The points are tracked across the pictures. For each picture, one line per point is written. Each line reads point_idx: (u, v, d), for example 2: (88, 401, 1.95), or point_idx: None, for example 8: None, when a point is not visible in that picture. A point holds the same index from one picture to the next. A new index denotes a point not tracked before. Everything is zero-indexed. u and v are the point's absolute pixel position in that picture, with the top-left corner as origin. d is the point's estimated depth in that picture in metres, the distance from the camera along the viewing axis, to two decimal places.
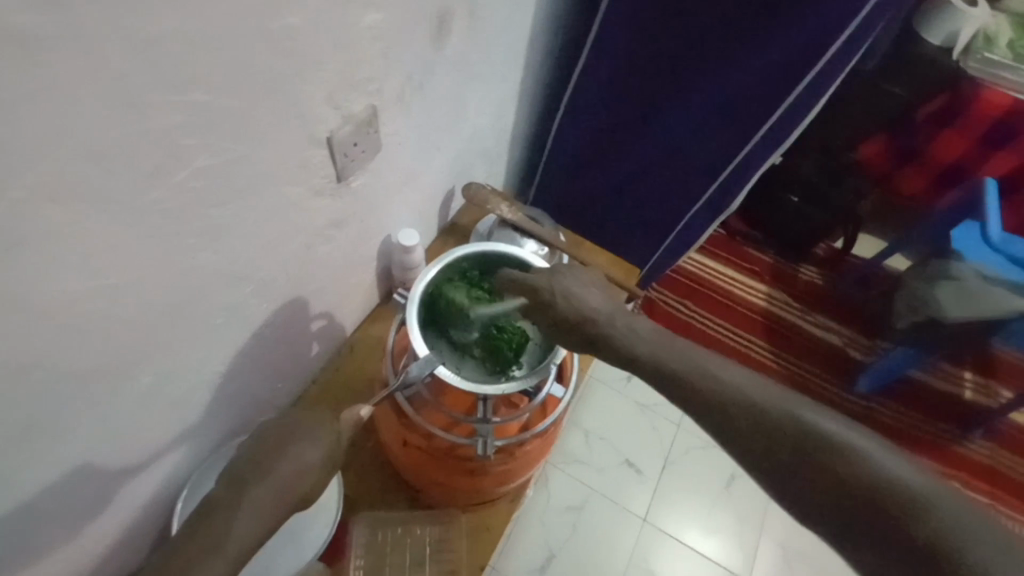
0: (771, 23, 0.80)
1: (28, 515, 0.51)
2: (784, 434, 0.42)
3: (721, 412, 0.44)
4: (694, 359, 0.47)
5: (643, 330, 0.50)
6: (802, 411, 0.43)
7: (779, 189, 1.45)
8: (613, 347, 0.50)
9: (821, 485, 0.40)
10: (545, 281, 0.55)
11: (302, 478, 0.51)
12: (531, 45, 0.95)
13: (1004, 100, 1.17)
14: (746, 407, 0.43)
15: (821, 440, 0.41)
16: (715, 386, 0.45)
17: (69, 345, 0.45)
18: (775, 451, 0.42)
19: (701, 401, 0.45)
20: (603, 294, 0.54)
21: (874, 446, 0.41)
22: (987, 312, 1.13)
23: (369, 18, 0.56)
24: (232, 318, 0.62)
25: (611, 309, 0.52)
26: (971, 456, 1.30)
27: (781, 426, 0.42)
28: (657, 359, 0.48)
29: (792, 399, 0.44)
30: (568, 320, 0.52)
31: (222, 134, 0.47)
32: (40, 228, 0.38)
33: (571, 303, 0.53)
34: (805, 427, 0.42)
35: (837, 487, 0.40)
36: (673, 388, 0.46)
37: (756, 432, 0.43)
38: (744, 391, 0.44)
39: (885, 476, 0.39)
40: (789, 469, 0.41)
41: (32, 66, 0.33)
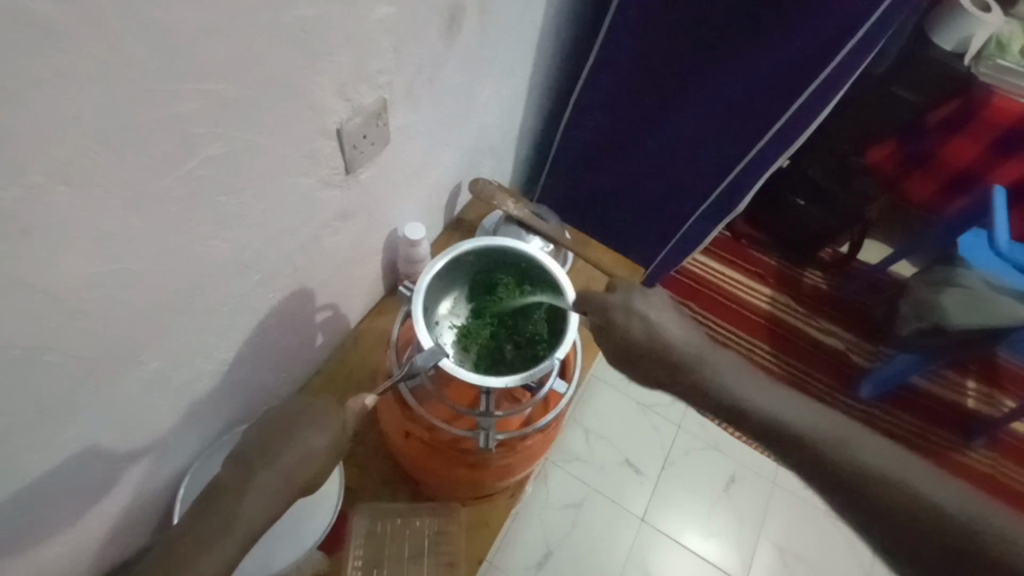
0: (781, 26, 0.80)
1: (34, 495, 0.51)
2: (912, 508, 0.45)
3: (844, 476, 0.48)
4: (814, 417, 0.51)
5: (749, 382, 0.53)
6: (925, 484, 0.46)
7: (786, 194, 1.46)
8: (718, 394, 0.53)
9: (953, 556, 0.44)
10: (621, 303, 0.58)
11: (308, 465, 0.52)
12: (542, 42, 0.95)
13: (1014, 104, 1.14)
14: (870, 476, 0.47)
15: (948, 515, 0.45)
16: (840, 450, 0.48)
17: (77, 328, 0.45)
18: (904, 523, 0.46)
19: (824, 465, 0.48)
20: (682, 325, 0.58)
21: (915, 473, 0.47)
22: (992, 322, 1.12)
23: (381, 11, 0.57)
24: (238, 307, 0.62)
25: (707, 354, 0.55)
26: (972, 465, 1.30)
27: (911, 497, 0.46)
28: (773, 416, 0.51)
29: (912, 466, 0.47)
30: (653, 355, 0.56)
31: (234, 123, 0.48)
32: (52, 211, 0.38)
33: (650, 332, 0.57)
34: (932, 502, 0.45)
35: (906, 517, 0.45)
36: (791, 448, 0.50)
37: (882, 501, 0.46)
38: (868, 459, 0.48)
39: (932, 500, 0.45)
40: (880, 510, 0.46)
41: (47, 51, 0.33)
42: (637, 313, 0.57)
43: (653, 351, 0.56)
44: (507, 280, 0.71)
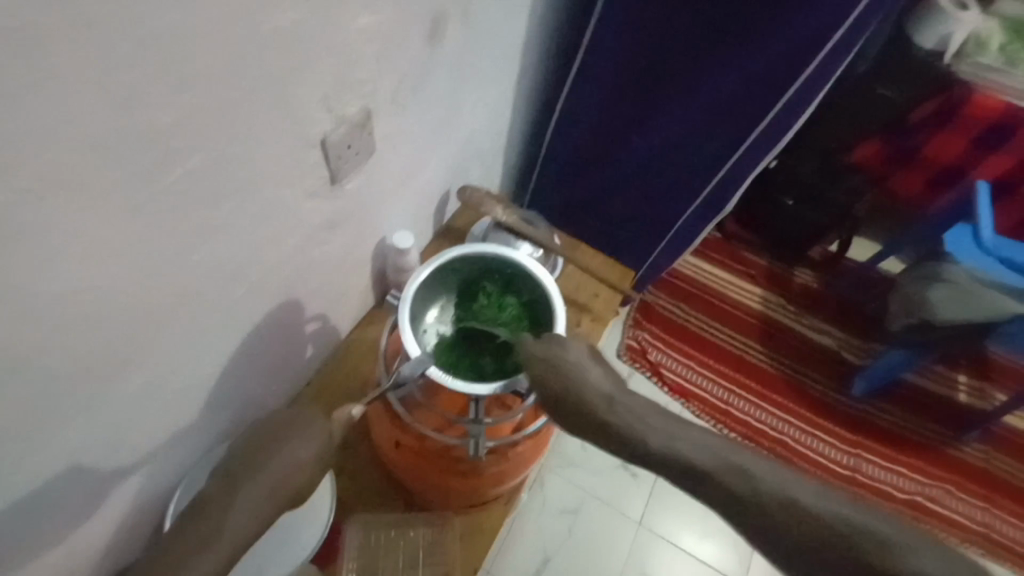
0: (762, 28, 0.81)
1: (21, 515, 0.51)
2: (796, 526, 0.38)
3: (747, 509, 0.39)
4: (709, 447, 0.42)
5: (652, 415, 0.45)
6: (817, 501, 0.38)
7: (775, 192, 1.45)
8: (624, 436, 0.44)
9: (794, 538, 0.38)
10: (541, 351, 0.52)
11: (295, 476, 0.51)
12: (526, 49, 0.95)
13: (998, 101, 1.18)
14: (771, 500, 0.39)
15: (842, 530, 0.37)
16: (738, 483, 0.40)
17: (61, 345, 0.45)
18: None
19: (708, 490, 0.41)
20: (600, 368, 0.50)
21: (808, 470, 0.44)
22: (979, 313, 1.13)
23: (363, 20, 0.57)
24: (226, 319, 0.62)
25: (617, 398, 0.47)
26: (967, 459, 1.30)
27: (806, 524, 0.38)
28: (667, 450, 0.43)
29: (802, 483, 0.39)
30: (576, 408, 0.47)
31: (216, 135, 0.48)
32: (31, 226, 0.38)
33: (566, 381, 0.49)
34: (814, 516, 0.38)
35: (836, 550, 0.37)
36: (696, 483, 0.42)
37: (781, 528, 0.38)
38: (771, 488, 0.39)
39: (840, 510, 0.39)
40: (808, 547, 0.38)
41: (24, 67, 0.33)
42: (553, 362, 0.51)
43: (572, 401, 0.48)
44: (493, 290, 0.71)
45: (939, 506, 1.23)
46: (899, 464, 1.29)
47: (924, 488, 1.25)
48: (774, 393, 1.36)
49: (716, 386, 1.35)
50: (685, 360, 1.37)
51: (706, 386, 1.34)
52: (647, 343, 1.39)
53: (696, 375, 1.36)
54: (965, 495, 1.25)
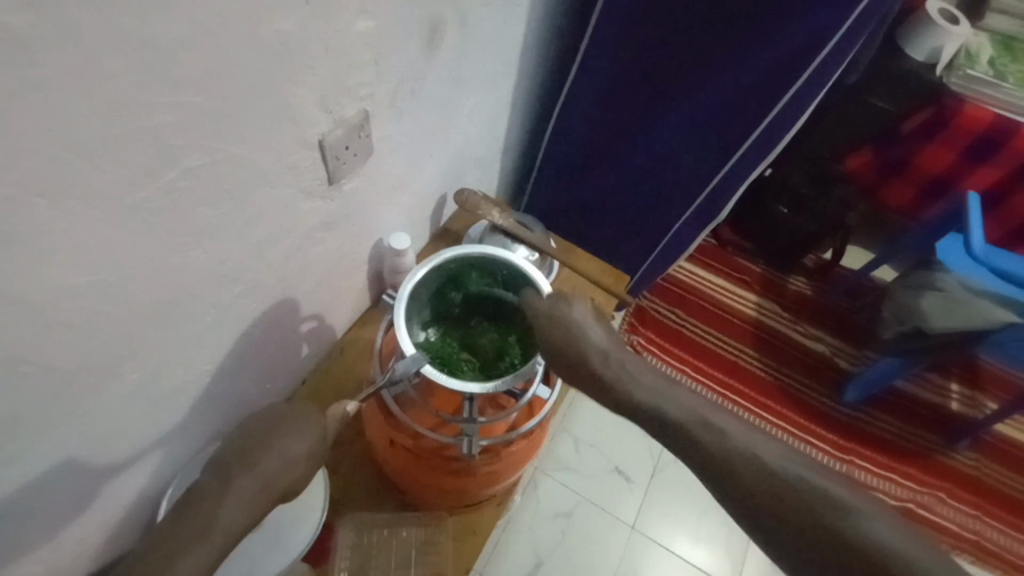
0: (754, 36, 0.82)
1: (13, 509, 0.51)
2: (760, 484, 0.43)
3: (716, 464, 0.45)
4: (689, 408, 0.48)
5: (639, 374, 0.51)
6: (783, 465, 0.43)
7: (769, 201, 1.47)
8: (615, 389, 0.51)
9: (741, 482, 0.43)
10: (547, 309, 0.59)
11: (287, 472, 0.52)
12: (524, 56, 0.97)
13: (986, 113, 1.18)
14: (740, 457, 0.44)
15: (803, 491, 0.42)
16: (713, 440, 0.45)
17: (57, 339, 0.45)
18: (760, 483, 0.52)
19: (686, 446, 0.46)
20: (601, 329, 0.57)
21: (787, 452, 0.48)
22: (971, 322, 1.14)
23: (362, 24, 0.58)
24: (221, 318, 0.63)
25: (613, 355, 0.54)
26: (958, 466, 1.31)
27: (769, 484, 0.43)
28: (653, 406, 0.49)
29: (770, 447, 0.45)
30: (573, 358, 0.54)
31: (214, 134, 0.48)
32: (29, 221, 0.39)
33: (566, 334, 0.56)
34: (778, 475, 0.43)
35: (777, 499, 0.42)
36: (672, 437, 0.47)
37: (748, 488, 0.43)
38: (733, 441, 0.45)
39: (796, 475, 0.43)
40: (751, 494, 0.43)
41: (27, 64, 0.34)
42: (559, 319, 0.57)
43: (571, 353, 0.54)
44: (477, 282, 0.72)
45: (931, 513, 1.24)
46: (891, 471, 1.29)
47: (917, 496, 1.26)
48: (768, 399, 1.37)
49: (710, 392, 1.35)
50: (679, 366, 1.38)
51: (700, 392, 1.35)
52: (642, 348, 1.40)
53: (690, 381, 1.36)
54: (957, 503, 1.26)
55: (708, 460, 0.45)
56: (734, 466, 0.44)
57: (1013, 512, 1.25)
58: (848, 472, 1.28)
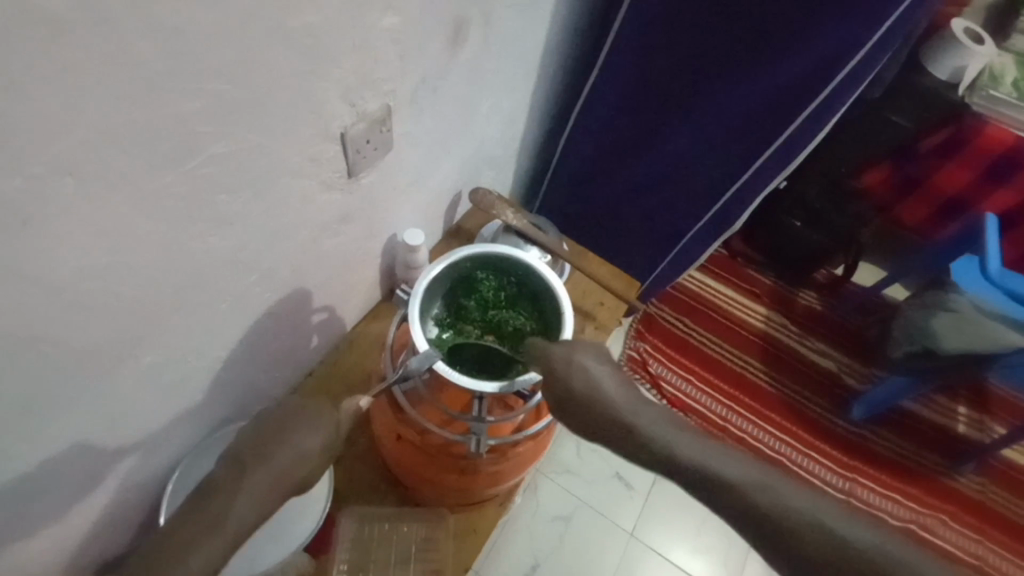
0: (777, 47, 0.82)
1: (22, 488, 0.51)
2: (827, 551, 0.41)
3: (777, 529, 0.43)
4: (736, 467, 0.46)
5: (674, 428, 0.49)
6: (841, 524, 0.42)
7: (782, 215, 1.47)
8: (654, 446, 0.48)
9: (801, 543, 0.42)
10: (563, 356, 0.57)
11: (300, 464, 0.53)
12: (545, 58, 0.97)
13: (1006, 135, 1.18)
14: (801, 522, 0.42)
15: (864, 554, 0.41)
16: (767, 499, 0.44)
17: (73, 320, 0.46)
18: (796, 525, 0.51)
19: (739, 509, 0.44)
20: (623, 384, 0.54)
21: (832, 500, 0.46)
22: (979, 345, 1.13)
23: (388, 20, 0.58)
24: (234, 305, 0.63)
25: (638, 404, 0.51)
26: (961, 489, 1.30)
27: (836, 549, 0.41)
28: (698, 465, 0.46)
29: (828, 507, 0.43)
30: (600, 412, 0.51)
31: (237, 124, 0.49)
32: (51, 201, 0.39)
33: (588, 385, 0.54)
34: (842, 539, 0.41)
35: (840, 561, 0.41)
36: (723, 500, 0.45)
37: (808, 552, 0.42)
38: (789, 502, 0.43)
39: (855, 536, 0.42)
40: (814, 557, 0.41)
41: (57, 47, 0.34)
42: (578, 368, 0.55)
43: (595, 406, 0.52)
44: (492, 285, 0.72)
45: (933, 536, 1.23)
46: (894, 491, 1.29)
47: (919, 517, 1.25)
48: (773, 413, 1.36)
49: (715, 403, 1.35)
50: (684, 375, 1.38)
51: (705, 402, 1.35)
52: (649, 355, 1.39)
53: (695, 390, 1.36)
54: (959, 527, 1.25)
55: (762, 520, 0.43)
56: (793, 526, 0.42)
57: (1016, 539, 1.24)
58: (851, 490, 1.28)
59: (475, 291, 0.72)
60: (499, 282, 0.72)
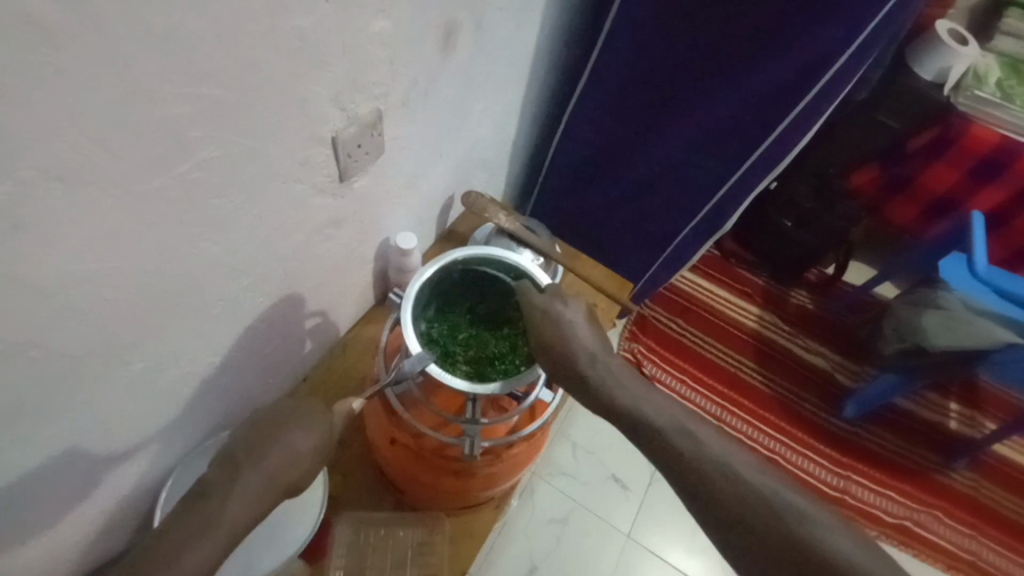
0: (764, 48, 0.82)
1: (14, 496, 0.51)
2: (724, 485, 0.46)
3: (687, 466, 0.48)
4: (666, 414, 0.52)
5: (626, 381, 0.55)
6: (746, 471, 0.47)
7: (774, 213, 1.46)
8: (597, 388, 0.55)
9: (704, 480, 0.47)
10: (542, 305, 0.61)
11: (292, 465, 0.52)
12: (535, 61, 0.97)
13: (992, 134, 1.20)
14: (708, 463, 0.48)
15: (762, 497, 0.45)
16: (684, 441, 0.49)
17: (66, 324, 0.46)
18: None
19: (658, 448, 0.50)
20: (591, 337, 0.60)
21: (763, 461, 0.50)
22: (969, 342, 1.13)
23: (379, 24, 0.58)
24: (228, 310, 0.63)
25: (598, 357, 0.58)
26: (955, 486, 1.30)
27: (729, 485, 0.46)
28: (634, 409, 0.53)
29: (741, 458, 0.48)
30: (563, 357, 0.58)
31: (229, 128, 0.49)
32: (44, 205, 0.39)
33: (559, 332, 0.59)
34: (741, 479, 0.46)
35: (738, 500, 0.45)
36: (649, 439, 0.51)
37: (708, 485, 0.47)
38: (705, 448, 0.48)
39: (753, 483, 0.46)
40: (714, 495, 0.46)
41: (51, 50, 0.34)
42: (552, 318, 0.60)
43: (558, 353, 0.58)
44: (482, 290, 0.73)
45: (927, 532, 1.24)
46: (888, 488, 1.29)
47: (913, 513, 1.26)
48: (767, 412, 1.37)
49: (709, 403, 1.35)
50: (679, 376, 1.38)
51: (700, 402, 1.35)
52: (643, 356, 1.40)
53: (689, 391, 1.36)
54: (952, 523, 1.26)
55: (674, 459, 0.49)
56: (698, 465, 0.48)
57: (1010, 534, 1.25)
58: (845, 488, 1.29)
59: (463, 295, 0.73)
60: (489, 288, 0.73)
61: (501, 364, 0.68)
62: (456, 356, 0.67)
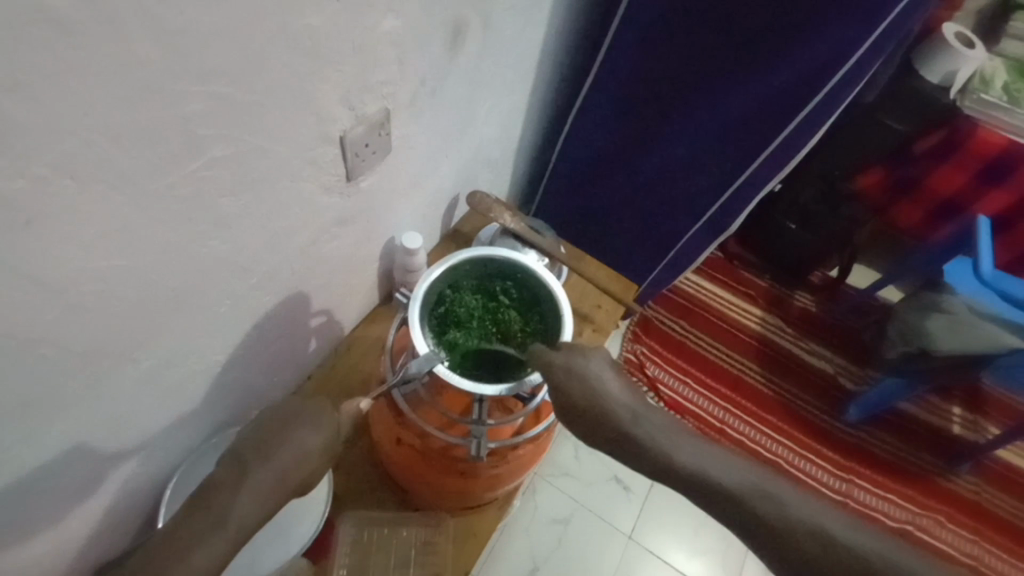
0: (772, 51, 0.82)
1: (20, 493, 0.51)
2: (820, 549, 0.45)
3: (774, 533, 0.46)
4: (735, 474, 0.49)
5: (678, 438, 0.51)
6: (836, 528, 0.45)
7: (778, 215, 1.47)
8: (652, 450, 0.51)
9: (799, 547, 0.45)
10: (562, 362, 0.57)
11: (302, 464, 0.52)
12: (542, 61, 0.97)
13: (998, 137, 1.21)
14: (797, 526, 0.45)
15: (859, 553, 0.44)
16: (766, 507, 0.46)
17: (75, 322, 0.46)
18: None
19: (742, 516, 0.47)
20: (623, 390, 0.56)
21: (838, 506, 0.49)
22: (978, 346, 1.13)
23: (388, 23, 0.58)
24: (235, 308, 0.63)
25: (641, 413, 0.54)
26: (957, 490, 1.30)
27: (827, 549, 0.45)
28: (700, 473, 0.49)
29: (827, 514, 0.46)
30: (605, 418, 0.53)
31: (238, 126, 0.49)
32: (54, 203, 0.39)
33: (590, 393, 0.54)
34: (835, 540, 0.45)
35: (840, 563, 0.44)
36: (722, 505, 0.48)
37: (804, 552, 0.45)
38: (792, 511, 0.46)
39: (850, 543, 0.45)
40: (813, 561, 0.45)
41: (64, 48, 0.34)
42: (577, 373, 0.56)
43: (598, 410, 0.54)
44: (493, 287, 0.72)
45: (929, 536, 1.23)
46: (891, 492, 1.29)
47: (914, 517, 1.26)
48: (769, 414, 1.37)
49: (712, 405, 1.35)
50: (682, 377, 1.38)
51: (703, 404, 1.35)
52: (646, 358, 1.40)
53: (692, 392, 1.36)
54: (955, 527, 1.25)
55: (759, 527, 0.47)
56: (790, 530, 0.45)
57: (1014, 540, 1.25)
58: (847, 491, 1.29)
59: (473, 291, 0.71)
60: (501, 286, 0.72)
61: (505, 369, 0.66)
62: (461, 355, 0.66)
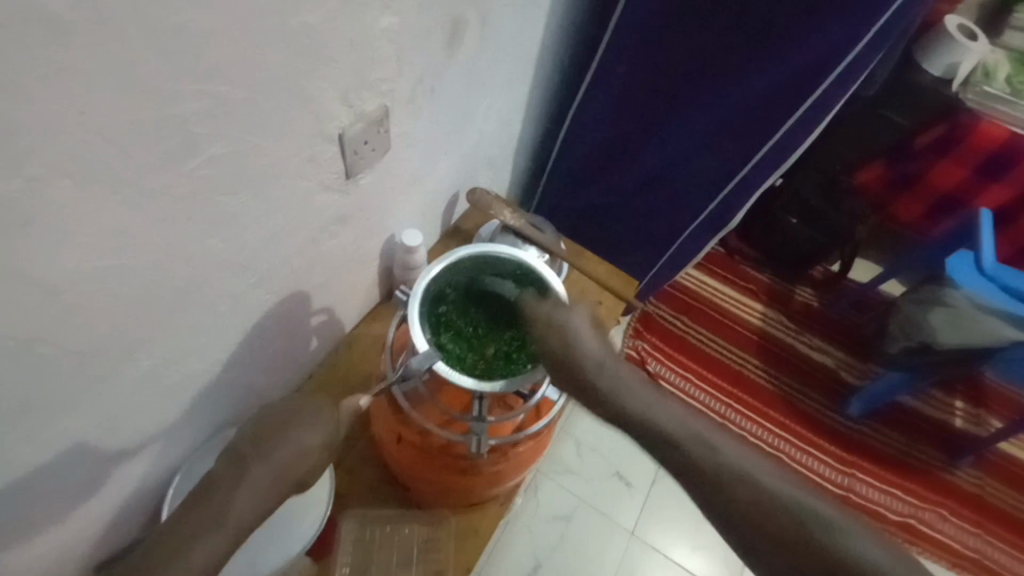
0: (773, 44, 0.82)
1: (22, 493, 0.51)
2: (752, 504, 0.40)
3: (706, 479, 0.42)
4: (683, 423, 0.44)
5: (635, 384, 0.47)
6: (771, 480, 0.41)
7: (779, 211, 1.45)
8: (606, 399, 0.46)
9: (731, 498, 0.41)
10: (546, 313, 0.53)
11: (301, 461, 0.52)
12: (541, 56, 0.96)
13: (999, 130, 1.19)
14: (733, 477, 0.41)
15: (790, 506, 0.39)
16: (705, 456, 0.42)
17: (73, 323, 0.46)
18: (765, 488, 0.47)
19: (676, 462, 0.43)
20: (598, 338, 0.50)
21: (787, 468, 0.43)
22: (978, 340, 1.13)
23: (386, 20, 0.58)
24: (235, 307, 0.63)
25: (609, 362, 0.48)
26: (959, 484, 1.30)
27: (758, 502, 0.40)
28: (648, 418, 0.44)
29: (767, 469, 0.42)
30: (565, 364, 0.48)
31: (236, 124, 0.48)
32: (50, 203, 0.39)
33: (563, 339, 0.49)
34: (769, 492, 0.40)
35: (765, 519, 0.39)
36: (662, 451, 0.44)
37: (734, 500, 0.40)
38: (728, 460, 0.42)
39: (781, 496, 0.40)
40: (740, 514, 0.40)
41: (62, 48, 0.34)
42: (553, 322, 0.51)
43: (563, 360, 0.48)
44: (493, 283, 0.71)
45: (931, 530, 1.23)
46: (893, 487, 1.29)
47: (917, 512, 1.26)
48: (771, 409, 1.36)
49: (714, 400, 1.35)
50: (684, 373, 1.38)
51: (705, 400, 1.35)
52: (647, 354, 1.39)
53: (694, 388, 1.36)
54: (957, 521, 1.25)
55: (698, 477, 0.42)
56: (725, 479, 0.41)
57: (1016, 534, 1.25)
58: (850, 486, 1.28)
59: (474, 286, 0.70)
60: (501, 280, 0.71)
61: (508, 366, 0.65)
62: (462, 353, 0.66)
